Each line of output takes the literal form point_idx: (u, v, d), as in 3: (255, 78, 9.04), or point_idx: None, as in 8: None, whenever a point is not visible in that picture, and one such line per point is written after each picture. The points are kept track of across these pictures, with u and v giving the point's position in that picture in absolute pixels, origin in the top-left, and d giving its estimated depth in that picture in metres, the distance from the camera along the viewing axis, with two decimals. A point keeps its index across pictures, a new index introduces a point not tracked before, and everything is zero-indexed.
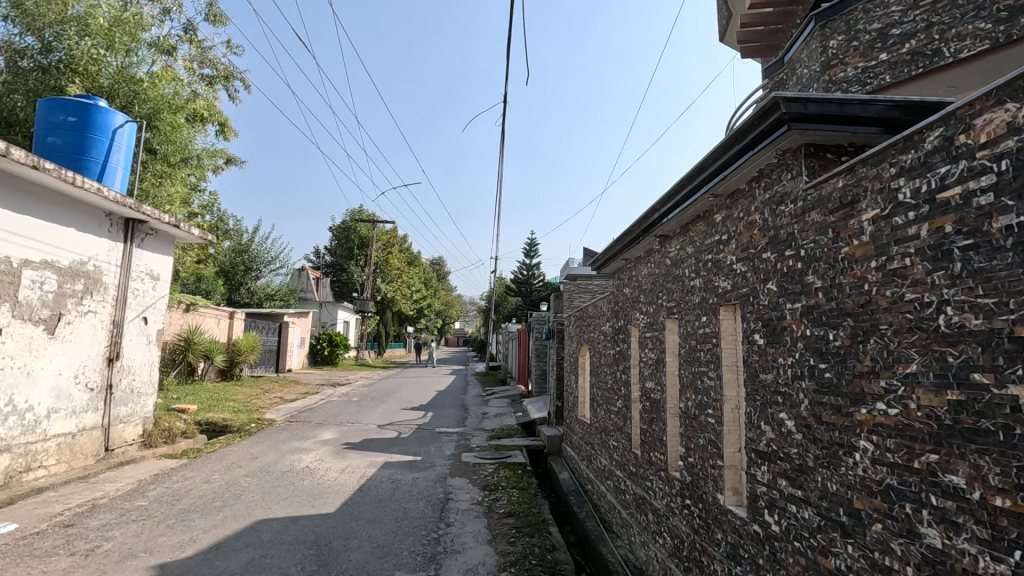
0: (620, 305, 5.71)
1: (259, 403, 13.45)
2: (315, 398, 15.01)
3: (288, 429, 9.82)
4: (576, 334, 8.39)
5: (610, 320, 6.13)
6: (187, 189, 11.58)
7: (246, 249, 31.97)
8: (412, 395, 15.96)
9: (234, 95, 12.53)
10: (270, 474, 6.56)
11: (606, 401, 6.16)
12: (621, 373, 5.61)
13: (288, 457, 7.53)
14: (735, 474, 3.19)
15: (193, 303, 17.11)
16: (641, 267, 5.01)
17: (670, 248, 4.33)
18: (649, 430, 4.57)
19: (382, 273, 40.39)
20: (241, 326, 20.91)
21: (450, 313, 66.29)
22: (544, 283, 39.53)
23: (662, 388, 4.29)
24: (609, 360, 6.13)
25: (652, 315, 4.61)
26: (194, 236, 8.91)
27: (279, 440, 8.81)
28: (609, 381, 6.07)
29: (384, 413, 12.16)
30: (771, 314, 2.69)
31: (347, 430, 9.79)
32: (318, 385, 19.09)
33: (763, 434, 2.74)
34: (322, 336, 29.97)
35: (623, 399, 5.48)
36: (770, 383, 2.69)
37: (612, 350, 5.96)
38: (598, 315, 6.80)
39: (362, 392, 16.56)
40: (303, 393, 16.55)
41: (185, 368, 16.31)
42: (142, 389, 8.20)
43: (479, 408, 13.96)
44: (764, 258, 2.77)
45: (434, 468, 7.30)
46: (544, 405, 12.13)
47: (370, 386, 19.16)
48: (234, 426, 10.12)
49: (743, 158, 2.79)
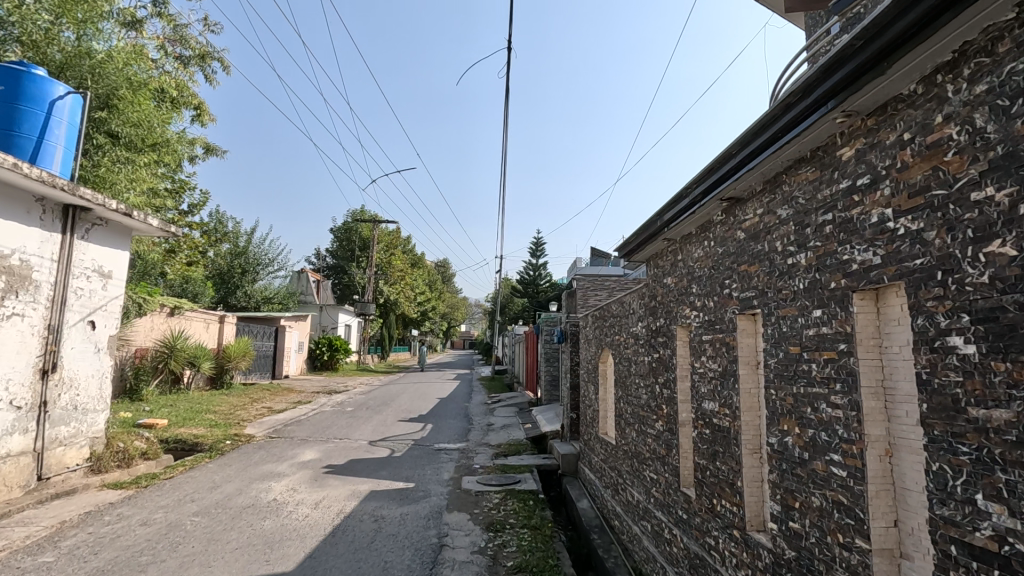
0: (657, 301, 4.50)
1: (243, 414, 12.28)
2: (306, 408, 13.84)
3: (266, 447, 8.63)
4: (595, 337, 7.19)
5: (643, 319, 4.92)
6: (158, 179, 10.46)
7: (243, 252, 30.89)
8: (411, 404, 14.77)
9: (211, 76, 11.46)
10: (226, 512, 5.35)
11: (639, 422, 4.95)
12: (660, 386, 4.41)
13: (255, 486, 6.32)
14: (889, 565, 1.97)
15: (178, 307, 15.98)
16: (692, 247, 3.79)
17: (740, 216, 3.10)
18: (711, 468, 3.35)
19: (384, 275, 39.28)
20: (232, 331, 19.79)
21: (455, 315, 65.18)
22: (551, 283, 38.34)
23: (734, 412, 3.07)
24: (642, 370, 4.92)
25: (712, 312, 3.40)
26: (154, 227, 7.75)
27: (253, 462, 7.62)
28: (642, 397, 4.87)
29: (379, 426, 10.98)
30: (1001, 302, 1.48)
31: (333, 448, 8.61)
32: (313, 392, 17.92)
33: (982, 520, 1.52)
34: (321, 340, 28.83)
35: (664, 421, 4.27)
36: (1000, 428, 1.48)
37: (647, 357, 4.74)
38: (625, 314, 5.59)
39: (359, 401, 15.41)
40: (295, 402, 15.40)
41: (168, 377, 15.19)
42: (89, 405, 7.03)
43: (484, 419, 12.75)
44: (976, 202, 1.57)
45: (429, 500, 6.09)
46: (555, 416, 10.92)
47: (368, 394, 18.00)
48: (206, 443, 8.95)
49: (940, 20, 1.57)
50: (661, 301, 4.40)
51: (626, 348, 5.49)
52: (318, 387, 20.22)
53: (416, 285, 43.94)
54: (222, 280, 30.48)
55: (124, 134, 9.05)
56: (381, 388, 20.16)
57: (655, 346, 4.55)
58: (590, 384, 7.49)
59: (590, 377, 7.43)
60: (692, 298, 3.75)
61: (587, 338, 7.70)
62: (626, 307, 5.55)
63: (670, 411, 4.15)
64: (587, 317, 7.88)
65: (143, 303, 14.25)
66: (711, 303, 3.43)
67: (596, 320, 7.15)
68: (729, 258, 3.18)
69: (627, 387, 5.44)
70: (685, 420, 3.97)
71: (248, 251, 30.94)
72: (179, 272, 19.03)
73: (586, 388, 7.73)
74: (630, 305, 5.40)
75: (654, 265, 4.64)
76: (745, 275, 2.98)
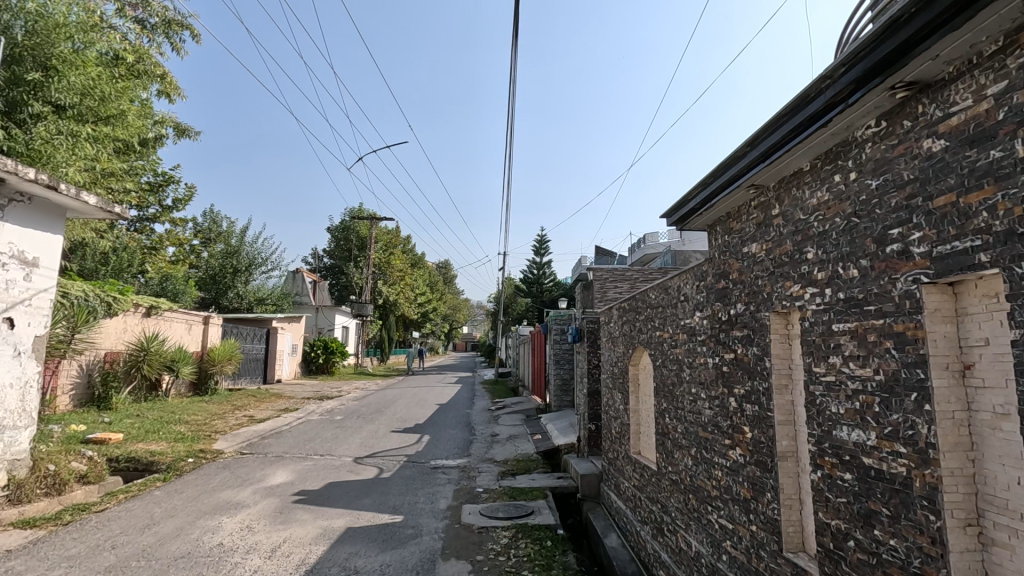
0: (731, 280, 3.23)
1: (219, 425, 11.00)
2: (292, 416, 12.56)
3: (232, 467, 7.34)
4: (622, 332, 5.92)
5: (703, 307, 3.65)
6: (113, 158, 9.21)
7: (235, 251, 29.63)
8: (407, 412, 13.50)
9: (179, 47, 10.31)
10: (149, 566, 4.06)
11: (699, 446, 3.68)
12: (736, 400, 3.13)
13: (202, 524, 5.04)
14: None
15: (155, 306, 14.73)
16: (805, 191, 2.50)
17: (924, 117, 1.81)
18: (857, 539, 2.09)
19: (383, 275, 38.08)
20: (218, 333, 18.54)
21: (457, 316, 63.92)
22: (555, 283, 37.18)
23: (915, 454, 1.81)
24: (703, 376, 3.65)
25: (853, 288, 2.13)
26: (92, 206, 6.51)
27: (212, 487, 6.33)
28: (703, 414, 3.60)
29: (369, 438, 9.71)
30: None
31: (311, 468, 7.32)
32: (304, 398, 16.70)
33: None
34: (317, 343, 27.58)
35: (745, 451, 2.99)
36: None
37: (713, 358, 3.48)
38: (670, 303, 4.33)
39: (351, 408, 14.16)
40: (281, 409, 14.13)
41: (143, 383, 13.96)
42: (5, 421, 5.77)
43: (488, 428, 11.47)
44: None
45: (420, 541, 4.81)
46: (569, 425, 9.68)
47: (362, 399, 16.76)
48: (164, 461, 7.66)
49: None
50: (739, 280, 3.13)
51: (675, 348, 4.21)
52: (309, 392, 18.95)
53: (416, 286, 42.73)
54: (213, 280, 29.24)
55: (68, 103, 7.90)
56: (376, 393, 18.89)
57: (727, 344, 3.28)
58: (615, 391, 6.23)
59: (616, 383, 6.17)
60: (806, 270, 2.46)
61: (611, 335, 6.44)
62: (673, 294, 4.29)
63: (756, 436, 2.88)
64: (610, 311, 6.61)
65: (114, 302, 13.05)
66: (850, 273, 2.15)
67: (624, 312, 5.89)
68: (901, 192, 1.90)
69: (677, 397, 4.17)
70: (787, 451, 2.70)
71: (240, 249, 29.71)
72: (160, 270, 17.80)
73: (610, 395, 6.47)
74: (679, 289, 4.14)
75: (726, 230, 3.34)
76: (948, 217, 1.69)
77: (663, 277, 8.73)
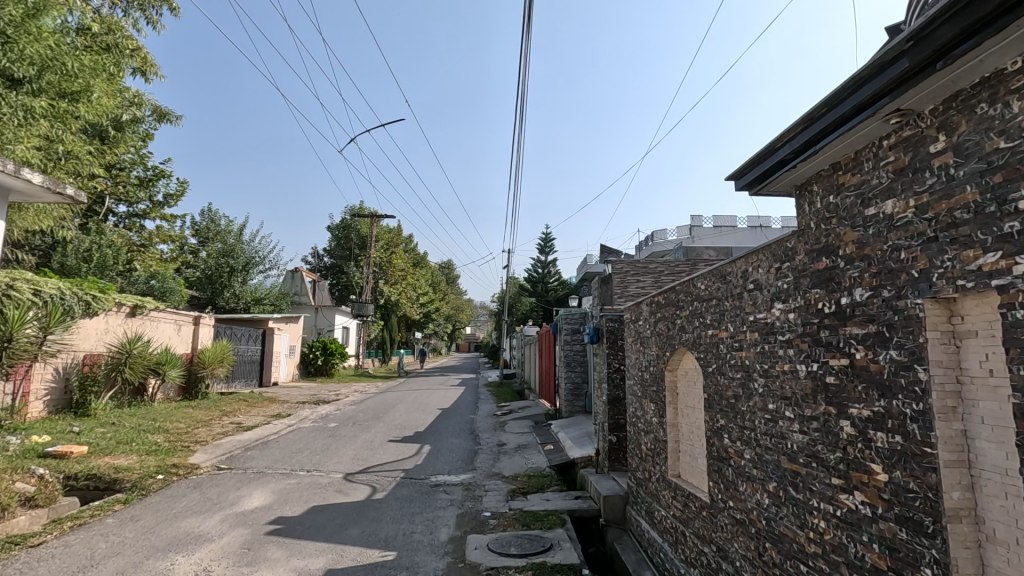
0: (843, 257, 2.32)
1: (201, 435, 10.11)
2: (282, 423, 11.68)
3: (205, 486, 6.44)
4: (656, 332, 5.00)
5: (790, 297, 2.73)
6: (79, 139, 8.35)
7: (231, 249, 28.73)
8: (406, 418, 12.59)
9: (156, 22, 9.48)
10: None
11: (784, 483, 2.77)
12: (855, 426, 2.22)
13: (151, 566, 4.13)
14: None
15: (140, 306, 13.89)
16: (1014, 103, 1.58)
17: None
18: None
19: (384, 274, 37.17)
20: (210, 334, 17.71)
21: (460, 317, 62.97)
22: (560, 282, 36.29)
23: None
24: (789, 390, 2.73)
25: None
26: (37, 186, 5.61)
27: (176, 513, 5.42)
28: (791, 440, 2.69)
29: (363, 449, 8.81)
30: None
31: (293, 488, 6.42)
32: (298, 402, 15.83)
33: None
34: (316, 344, 26.69)
35: (876, 502, 2.08)
36: None
37: (807, 366, 2.58)
38: (731, 293, 3.42)
39: (348, 413, 13.26)
40: (274, 414, 13.25)
41: (126, 387, 13.10)
42: None
43: (494, 436, 10.56)
44: None
45: None
46: (584, 435, 8.78)
47: (360, 403, 15.90)
48: (129, 479, 6.75)
49: None
50: (858, 255, 2.21)
51: (739, 351, 3.30)
52: (305, 395, 18.06)
53: (418, 285, 41.85)
54: (208, 280, 28.36)
55: (23, 75, 7.05)
56: (376, 396, 18.00)
57: (835, 346, 2.37)
58: (646, 400, 5.32)
59: (647, 391, 5.26)
60: (1020, 227, 1.54)
61: (640, 335, 5.53)
62: (735, 282, 3.37)
63: (900, 483, 1.97)
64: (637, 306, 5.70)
65: (93, 301, 12.25)
66: None
67: (657, 308, 4.99)
68: None
69: (742, 415, 3.25)
70: (961, 510, 1.79)
71: (237, 248, 28.83)
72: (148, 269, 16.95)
73: (638, 405, 5.56)
74: (746, 276, 3.23)
75: (834, 187, 2.41)
76: None
77: (690, 271, 7.83)
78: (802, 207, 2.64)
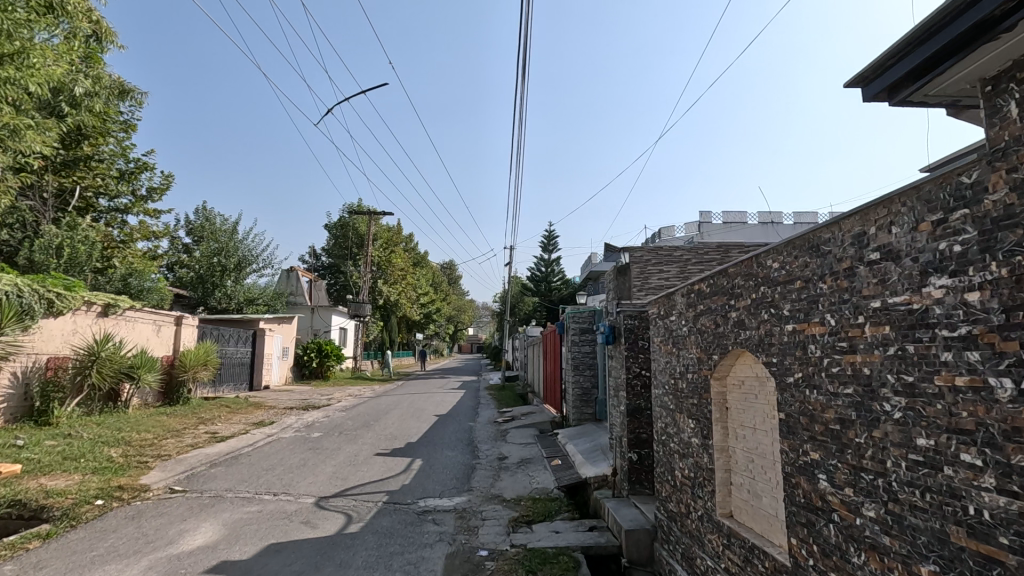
0: None
1: (167, 447, 9.04)
2: (262, 433, 10.64)
3: (147, 517, 5.38)
4: (697, 329, 3.94)
5: (965, 268, 1.68)
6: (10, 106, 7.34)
7: (224, 248, 27.78)
8: (399, 426, 11.55)
9: None
10: None
11: (962, 575, 1.69)
12: None
13: None
14: None
15: (112, 305, 12.89)
16: None
17: None
18: None
19: (383, 273, 36.18)
20: (194, 335, 16.72)
21: (461, 318, 61.87)
22: (564, 281, 35.24)
23: None
24: (970, 420, 1.67)
25: None
26: None
27: (95, 556, 4.35)
28: (976, 504, 1.64)
29: (345, 465, 7.75)
30: None
31: (252, 518, 5.36)
32: (286, 408, 14.80)
33: None
34: (310, 345, 25.66)
35: None
36: None
37: (1012, 382, 1.52)
38: (831, 271, 2.35)
39: (336, 421, 12.22)
40: (256, 422, 12.22)
41: (95, 393, 12.07)
42: None
43: (494, 448, 9.49)
44: None
45: None
46: (593, 449, 7.80)
47: (352, 408, 14.87)
48: (60, 506, 5.68)
49: None
50: None
51: (847, 355, 2.24)
52: (295, 400, 17.02)
53: (418, 285, 40.81)
54: (199, 279, 27.33)
55: None
56: (370, 401, 16.95)
57: None
58: (681, 414, 4.26)
59: (683, 403, 4.20)
60: None
61: (672, 334, 4.47)
62: (839, 255, 2.31)
63: None
64: (667, 298, 4.65)
65: (56, 299, 11.30)
66: None
67: (698, 299, 3.93)
68: None
69: (855, 452, 2.18)
70: None
71: (229, 246, 27.84)
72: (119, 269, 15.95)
73: (671, 421, 4.49)
74: (863, 242, 2.16)
75: None
76: None
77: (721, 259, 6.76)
78: (1004, 111, 1.57)
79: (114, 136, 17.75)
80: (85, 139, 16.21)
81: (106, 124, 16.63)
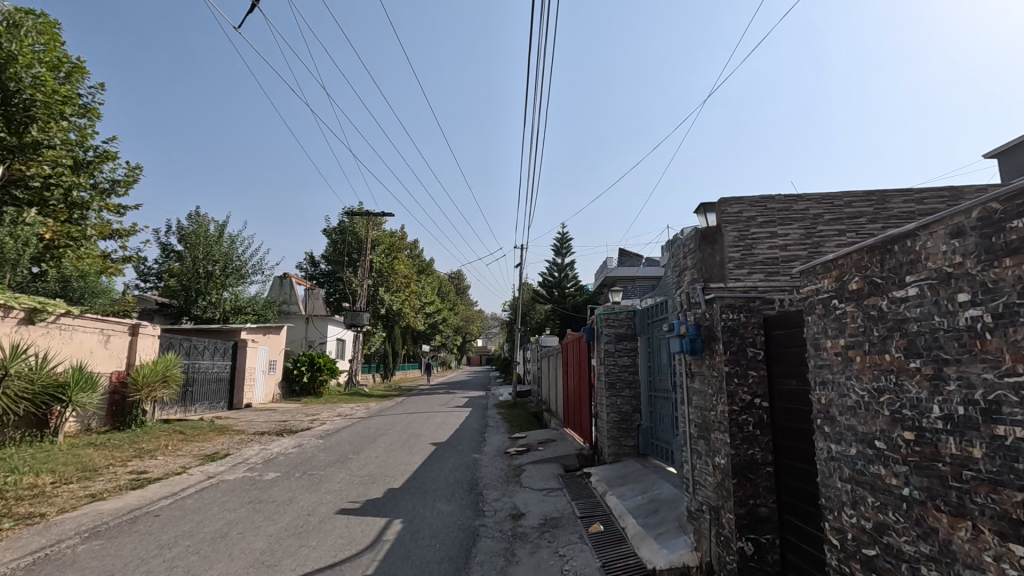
0: None
1: (57, 500, 6.55)
2: (203, 473, 8.16)
3: None
4: None
5: None
6: None
7: (204, 251, 25.47)
8: (385, 460, 9.09)
9: None
10: None
11: None
12: None
13: None
14: None
15: (40, 310, 10.67)
16: None
17: None
18: None
19: (385, 280, 33.86)
20: (154, 347, 14.35)
21: (470, 328, 59.39)
22: (578, 287, 32.89)
23: None
24: None
25: None
26: None
27: None
28: None
29: (285, 536, 5.24)
30: None
31: None
32: (254, 434, 12.34)
33: None
34: (302, 358, 23.29)
35: None
36: None
37: None
38: None
39: (307, 452, 9.75)
40: (207, 455, 9.75)
41: (8, 419, 9.75)
42: None
43: (506, 498, 6.97)
44: None
45: None
46: (636, 501, 5.85)
47: (334, 434, 12.40)
48: None
49: None
50: None
51: None
52: (271, 423, 14.55)
53: (423, 293, 38.42)
54: (182, 287, 25.07)
55: None
56: (359, 423, 14.45)
57: None
58: (967, 522, 1.74)
59: (978, 497, 1.70)
60: None
61: (907, 328, 2.00)
62: None
63: None
64: (872, 253, 2.19)
65: None
66: None
67: None
68: None
69: None
70: None
71: (214, 251, 25.60)
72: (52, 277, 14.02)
73: (907, 524, 1.99)
74: None
75: None
76: None
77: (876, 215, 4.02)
78: None
79: (70, 121, 15.63)
80: (32, 123, 14.00)
81: (58, 106, 14.46)
